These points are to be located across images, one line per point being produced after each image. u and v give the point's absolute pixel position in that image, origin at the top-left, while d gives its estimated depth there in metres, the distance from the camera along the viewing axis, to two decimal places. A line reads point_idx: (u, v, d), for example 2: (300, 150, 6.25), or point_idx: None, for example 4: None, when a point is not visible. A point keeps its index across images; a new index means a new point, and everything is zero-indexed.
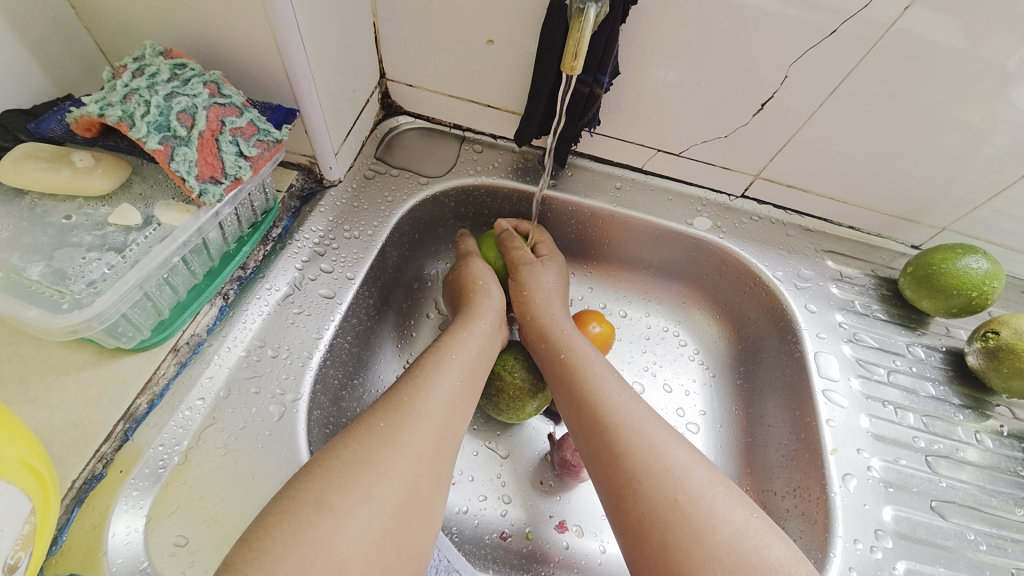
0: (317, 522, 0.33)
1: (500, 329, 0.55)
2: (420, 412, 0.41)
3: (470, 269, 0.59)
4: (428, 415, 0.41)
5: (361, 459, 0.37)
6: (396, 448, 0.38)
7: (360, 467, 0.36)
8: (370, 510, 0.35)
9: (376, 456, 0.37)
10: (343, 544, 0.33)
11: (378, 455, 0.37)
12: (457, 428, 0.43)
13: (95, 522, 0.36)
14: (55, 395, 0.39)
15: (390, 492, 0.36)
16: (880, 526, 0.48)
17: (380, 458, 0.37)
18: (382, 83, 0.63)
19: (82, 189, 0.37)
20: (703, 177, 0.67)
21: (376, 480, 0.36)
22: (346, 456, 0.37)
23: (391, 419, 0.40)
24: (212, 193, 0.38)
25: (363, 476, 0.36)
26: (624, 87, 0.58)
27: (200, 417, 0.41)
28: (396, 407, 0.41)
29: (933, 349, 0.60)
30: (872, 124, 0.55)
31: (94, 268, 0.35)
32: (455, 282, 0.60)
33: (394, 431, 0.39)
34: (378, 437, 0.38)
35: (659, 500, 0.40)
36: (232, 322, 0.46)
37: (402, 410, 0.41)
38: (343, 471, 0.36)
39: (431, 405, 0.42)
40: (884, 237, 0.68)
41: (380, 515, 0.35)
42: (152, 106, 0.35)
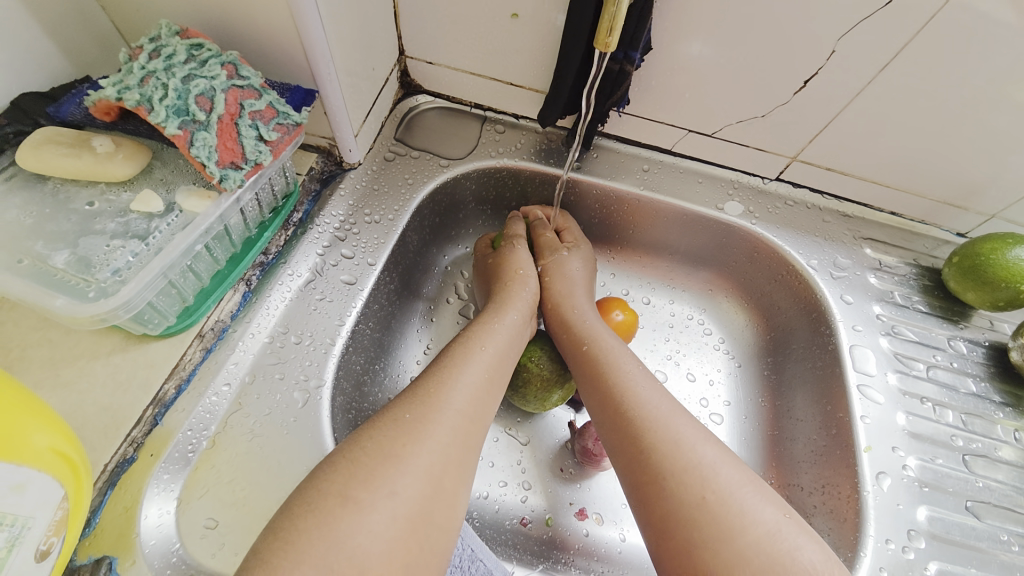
0: (340, 515, 0.33)
1: (530, 320, 0.54)
2: (446, 405, 0.41)
3: (514, 257, 0.58)
4: (453, 406, 0.41)
5: (386, 453, 0.36)
6: (420, 441, 0.38)
7: (385, 460, 0.36)
8: (394, 504, 0.35)
9: (401, 449, 0.37)
10: (367, 534, 0.33)
11: (403, 449, 0.37)
12: (482, 420, 0.43)
13: (127, 504, 0.37)
14: (84, 381, 0.39)
15: (413, 487, 0.36)
16: (914, 526, 0.46)
17: (406, 451, 0.37)
18: (402, 60, 0.60)
19: (103, 174, 0.36)
20: (736, 158, 0.64)
21: (401, 474, 0.36)
22: (371, 449, 0.37)
23: (417, 411, 0.40)
24: (233, 178, 0.36)
25: (388, 469, 0.36)
26: (655, 64, 0.54)
27: (227, 403, 0.41)
28: (423, 400, 0.41)
29: (975, 343, 0.58)
30: (925, 102, 0.51)
31: (119, 256, 0.34)
32: (493, 268, 0.58)
33: (420, 424, 0.39)
34: (402, 430, 0.38)
35: (686, 498, 0.39)
36: (256, 308, 0.46)
37: (429, 403, 0.40)
38: (369, 465, 0.36)
39: (458, 398, 0.42)
40: (928, 224, 0.64)
41: (403, 506, 0.35)
42: (171, 89, 0.34)
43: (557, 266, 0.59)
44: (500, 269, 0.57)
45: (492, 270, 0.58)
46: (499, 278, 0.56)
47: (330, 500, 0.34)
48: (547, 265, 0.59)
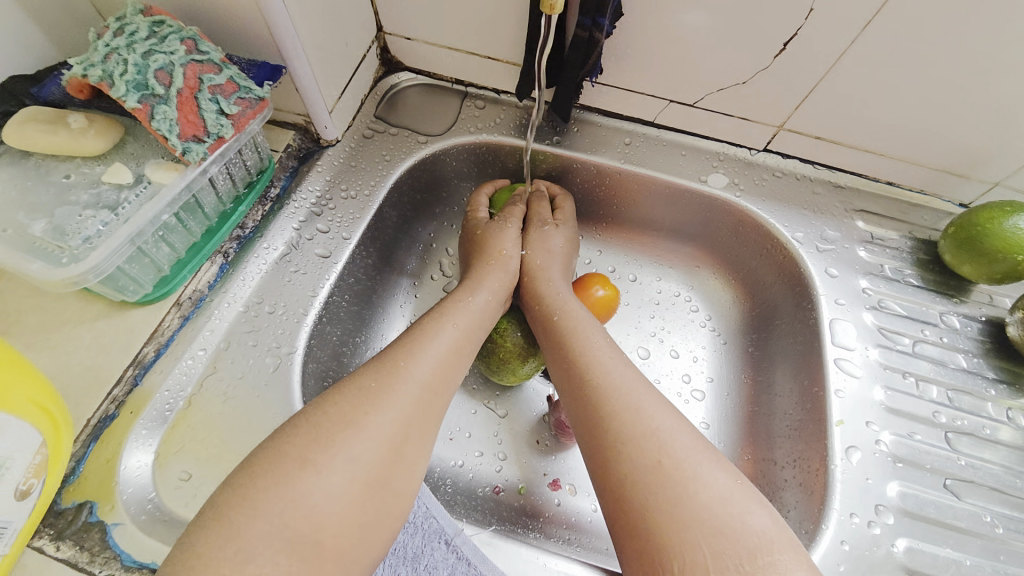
0: (298, 475, 0.35)
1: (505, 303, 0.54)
2: (410, 375, 0.41)
3: (500, 239, 0.57)
4: (416, 378, 0.42)
5: (346, 419, 0.38)
6: (381, 409, 0.39)
7: (345, 426, 0.37)
8: (350, 467, 0.36)
9: (362, 416, 0.38)
10: (320, 493, 0.35)
11: (364, 416, 0.38)
12: (444, 392, 0.43)
13: (109, 456, 0.40)
14: (71, 343, 0.42)
15: (370, 452, 0.37)
16: (882, 500, 0.45)
17: (366, 419, 0.38)
18: (380, 37, 0.61)
19: (78, 149, 0.39)
20: (721, 129, 0.62)
21: (359, 439, 0.37)
22: (333, 415, 0.38)
23: (381, 380, 0.41)
24: (195, 151, 0.38)
25: (348, 434, 0.37)
26: (630, 32, 0.53)
27: (202, 365, 0.44)
28: (387, 369, 0.42)
29: (971, 319, 0.55)
30: (915, 62, 0.48)
31: (90, 225, 0.37)
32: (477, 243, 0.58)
33: (383, 392, 0.40)
34: (365, 397, 0.39)
35: (641, 463, 0.39)
36: (232, 279, 0.48)
37: (394, 372, 0.41)
38: (330, 430, 0.37)
39: (421, 370, 0.42)
40: (928, 195, 0.61)
41: (360, 470, 0.36)
42: (131, 65, 0.36)
43: (535, 245, 0.58)
44: (484, 247, 0.57)
45: (474, 244, 0.58)
46: (482, 254, 0.56)
47: (289, 463, 0.35)
48: (530, 235, 0.58)
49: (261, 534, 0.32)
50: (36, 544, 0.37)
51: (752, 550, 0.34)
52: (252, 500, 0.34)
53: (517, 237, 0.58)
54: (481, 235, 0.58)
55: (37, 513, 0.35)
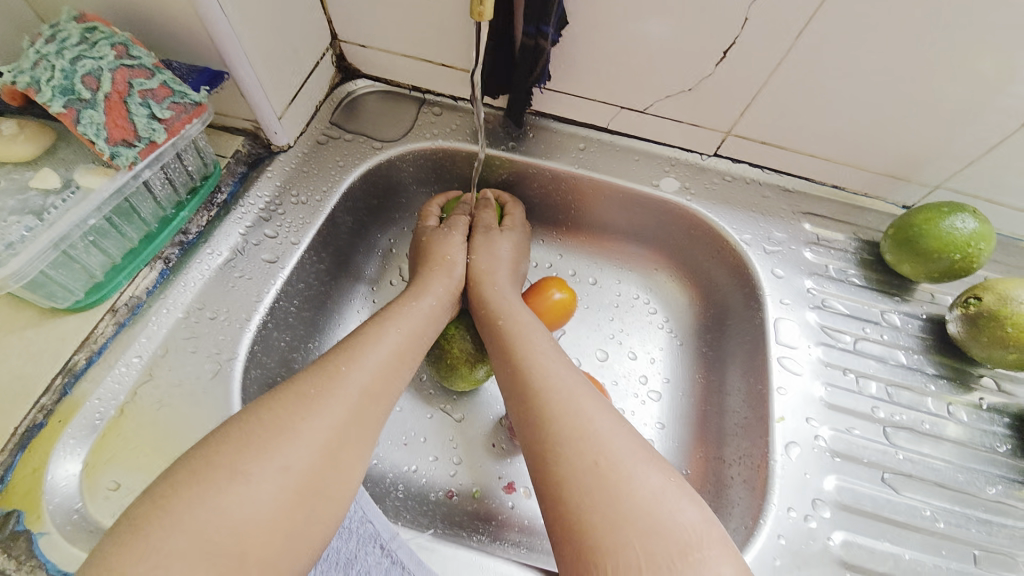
0: (224, 485, 0.34)
1: (451, 305, 0.54)
2: (349, 380, 0.41)
3: (444, 246, 0.57)
4: (356, 383, 0.41)
5: (280, 425, 0.37)
6: (317, 415, 0.38)
7: (277, 432, 0.37)
8: (281, 474, 0.35)
9: (297, 422, 0.37)
10: (245, 502, 0.33)
11: (298, 421, 0.37)
12: (386, 397, 0.43)
13: (36, 465, 0.39)
14: (4, 351, 0.41)
15: (303, 458, 0.36)
16: (819, 495, 0.46)
17: (301, 425, 0.37)
18: (335, 45, 0.61)
19: (6, 154, 0.38)
20: (672, 135, 0.63)
21: (292, 445, 0.36)
22: (266, 422, 0.37)
23: (320, 385, 0.40)
24: (124, 156, 0.38)
25: (280, 441, 0.36)
26: (577, 39, 0.54)
27: (137, 372, 0.43)
28: (326, 374, 0.41)
29: (913, 317, 0.57)
30: (848, 67, 0.50)
31: (13, 231, 0.36)
32: (423, 252, 0.58)
33: (320, 398, 0.39)
34: (301, 403, 0.39)
35: (579, 463, 0.39)
36: (173, 285, 0.47)
37: (333, 377, 0.41)
38: (261, 436, 0.36)
39: (361, 374, 0.42)
40: (872, 197, 0.63)
41: (292, 477, 0.35)
42: (57, 71, 0.36)
43: (481, 247, 0.58)
44: (430, 252, 0.57)
45: (420, 253, 0.59)
46: (426, 261, 0.57)
47: (218, 472, 0.34)
48: (474, 240, 0.59)
49: (182, 546, 0.31)
50: None
51: (682, 546, 0.35)
52: (178, 503, 0.33)
53: (462, 243, 0.58)
54: (426, 241, 0.59)
55: None
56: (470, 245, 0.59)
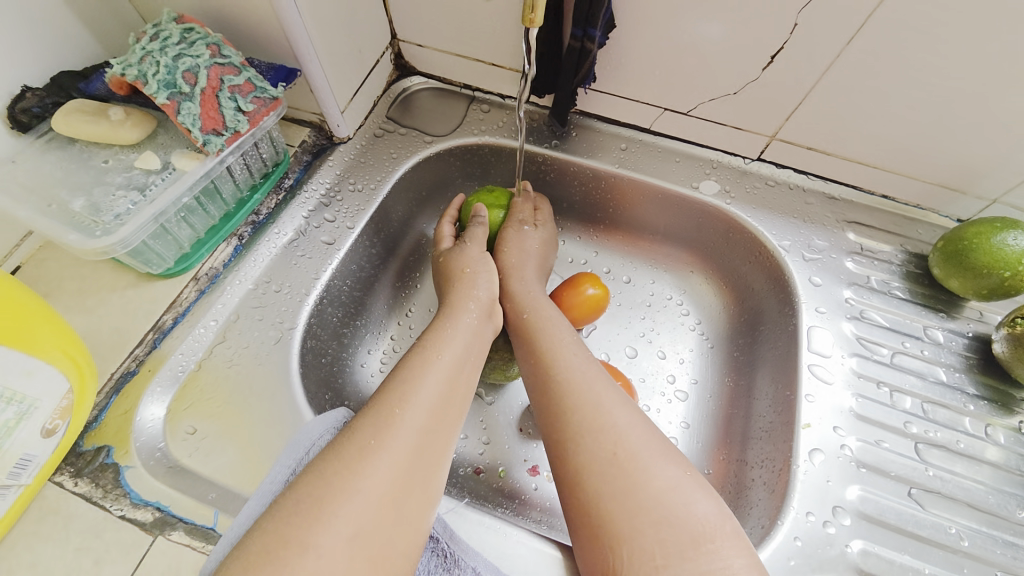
0: (293, 553, 0.32)
1: (489, 317, 0.53)
2: (405, 425, 0.39)
3: (461, 257, 0.57)
4: (412, 426, 0.39)
5: (342, 484, 0.35)
6: (378, 466, 0.37)
7: (340, 492, 0.35)
8: (349, 536, 0.34)
9: (358, 479, 0.36)
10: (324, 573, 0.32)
11: (359, 477, 0.36)
12: (444, 438, 0.41)
13: (127, 408, 0.45)
14: (101, 307, 0.48)
15: (369, 518, 0.35)
16: (840, 503, 0.46)
17: (362, 482, 0.36)
18: (394, 44, 0.66)
19: (115, 138, 0.44)
20: (714, 138, 0.64)
21: (356, 506, 0.35)
22: (328, 482, 0.36)
23: (379, 436, 0.38)
24: (214, 142, 0.44)
25: (344, 501, 0.35)
26: (624, 42, 0.56)
27: (212, 334, 0.49)
28: (376, 419, 0.39)
29: (958, 334, 0.55)
30: (900, 75, 0.49)
31: (121, 204, 0.42)
32: (442, 270, 0.57)
33: (378, 449, 0.37)
34: (360, 455, 0.37)
35: (598, 455, 0.41)
36: (245, 259, 0.53)
37: (390, 423, 0.39)
38: (325, 498, 0.35)
39: (417, 416, 0.40)
40: (925, 209, 0.61)
41: (361, 538, 0.34)
42: (162, 66, 0.41)
43: (513, 243, 0.59)
44: (448, 270, 0.56)
45: (438, 272, 0.58)
46: (444, 278, 0.56)
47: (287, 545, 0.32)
48: (506, 235, 0.60)
49: None
50: (56, 479, 0.41)
51: (695, 536, 0.37)
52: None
53: (477, 254, 0.57)
54: (443, 262, 0.58)
55: (59, 451, 0.40)
56: (501, 242, 0.60)
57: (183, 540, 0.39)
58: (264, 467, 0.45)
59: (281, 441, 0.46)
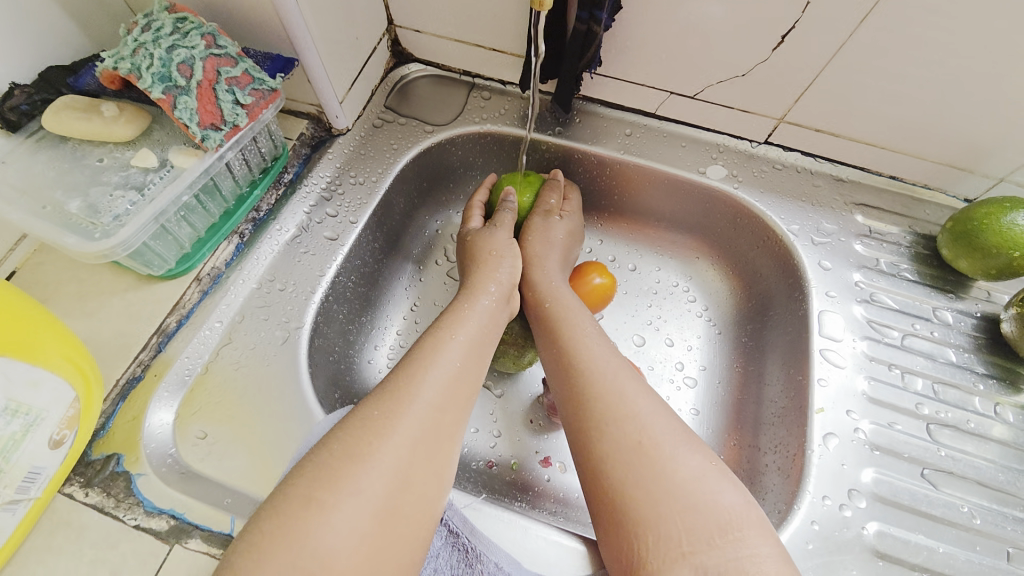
0: (305, 516, 0.33)
1: (508, 301, 0.53)
2: (416, 398, 0.40)
3: (488, 240, 0.57)
4: (423, 400, 0.40)
5: (351, 453, 0.36)
6: (385, 438, 0.37)
7: (350, 460, 0.36)
8: (356, 503, 0.34)
9: (367, 448, 0.36)
10: (333, 536, 0.33)
11: (369, 448, 0.36)
12: (455, 411, 0.42)
13: (135, 414, 0.44)
14: (102, 310, 0.47)
15: (376, 486, 0.35)
16: (855, 486, 0.46)
17: (372, 450, 0.36)
18: (391, 30, 0.64)
19: (109, 135, 0.43)
20: (720, 121, 0.63)
21: (365, 474, 0.35)
22: (337, 452, 0.36)
23: (384, 408, 0.39)
24: (212, 138, 0.42)
25: (354, 469, 0.35)
26: (629, 25, 0.55)
27: (218, 335, 0.48)
28: (391, 395, 0.40)
29: (966, 315, 0.55)
30: (912, 54, 0.48)
31: (120, 204, 0.41)
32: (467, 250, 0.58)
33: (385, 420, 0.38)
34: (368, 428, 0.37)
35: (623, 443, 0.41)
36: (247, 257, 0.52)
37: (399, 397, 0.39)
38: (334, 467, 0.35)
39: (428, 391, 0.40)
40: (932, 189, 0.61)
41: (370, 505, 0.35)
42: (156, 59, 0.39)
43: (539, 232, 0.60)
44: (475, 249, 0.57)
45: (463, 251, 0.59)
46: (471, 257, 0.56)
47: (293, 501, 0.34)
48: (531, 223, 0.60)
49: None
50: (66, 490, 0.40)
51: (723, 525, 0.37)
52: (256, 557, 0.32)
53: (505, 240, 0.57)
54: (470, 242, 0.59)
55: (68, 460, 0.39)
56: (525, 232, 0.60)
57: (201, 548, 0.38)
58: (277, 468, 0.44)
59: (294, 444, 0.45)
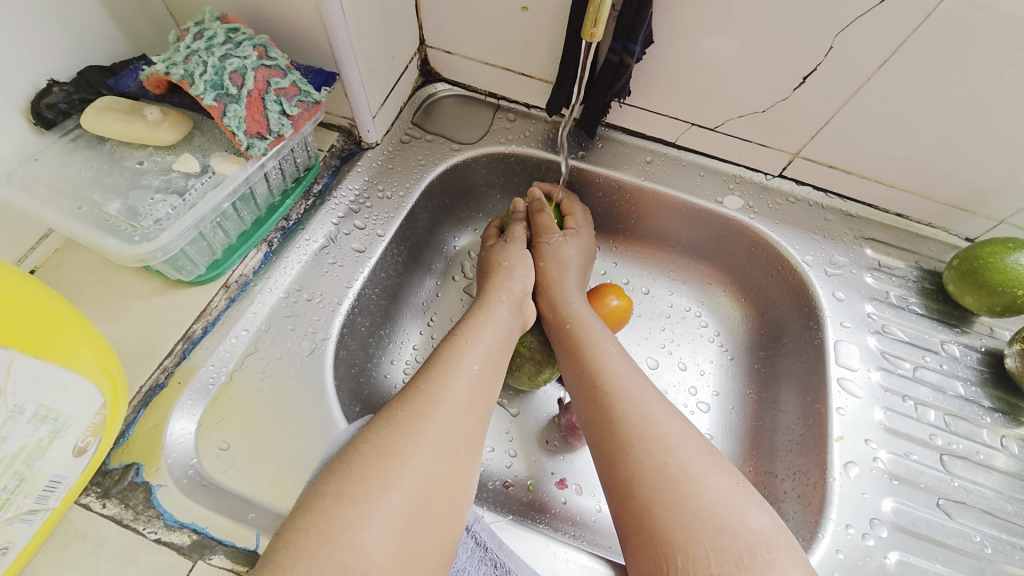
0: (336, 511, 0.32)
1: (522, 309, 0.53)
2: (439, 399, 0.39)
3: (501, 253, 0.58)
4: (448, 402, 0.39)
5: (380, 450, 0.35)
6: (415, 437, 0.36)
7: (382, 458, 0.35)
8: (389, 497, 0.33)
9: (396, 445, 0.35)
10: (372, 534, 0.32)
11: (399, 446, 0.35)
12: (479, 411, 0.41)
13: (156, 422, 0.42)
14: (128, 314, 0.46)
15: (409, 480, 0.34)
16: (877, 515, 0.47)
17: (401, 447, 0.35)
18: (422, 50, 0.65)
19: (152, 139, 0.42)
20: (738, 154, 0.65)
21: (398, 469, 0.34)
22: (365, 450, 0.35)
23: (408, 408, 0.38)
24: (257, 146, 0.42)
25: (387, 466, 0.34)
26: (658, 58, 0.57)
27: (244, 344, 0.47)
28: (413, 396, 0.39)
29: (971, 348, 0.58)
30: (925, 101, 0.51)
31: (160, 208, 0.41)
32: (484, 263, 0.59)
33: (413, 419, 0.37)
34: (396, 427, 0.37)
35: (649, 464, 0.40)
36: (275, 267, 0.51)
37: (419, 398, 0.39)
38: (363, 463, 0.34)
39: (451, 392, 0.40)
40: (936, 227, 0.64)
41: (402, 502, 0.33)
42: (209, 67, 0.40)
43: (555, 251, 0.60)
44: (488, 264, 0.58)
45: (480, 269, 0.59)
46: (484, 270, 0.57)
47: (324, 499, 0.33)
48: (541, 245, 0.61)
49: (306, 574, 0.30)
50: (83, 501, 0.39)
51: (751, 546, 0.36)
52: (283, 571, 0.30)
53: (518, 251, 0.58)
54: (486, 256, 0.60)
55: (88, 468, 0.38)
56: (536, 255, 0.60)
57: (225, 564, 0.37)
58: (301, 483, 0.43)
59: (316, 459, 0.44)
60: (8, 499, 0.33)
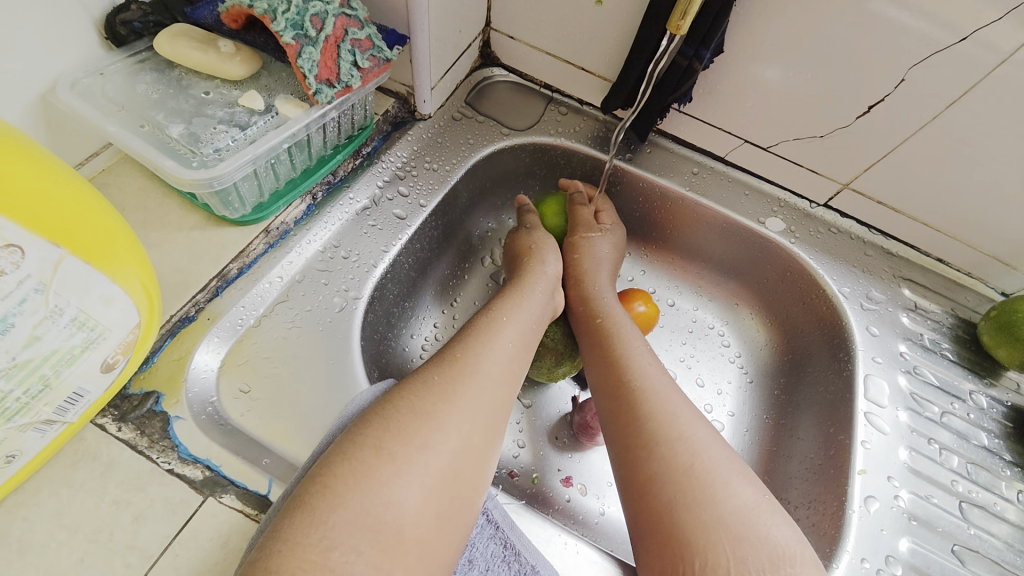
0: (376, 465, 0.32)
1: (554, 296, 0.52)
2: (476, 369, 0.38)
3: (531, 238, 0.57)
4: (483, 372, 0.38)
5: (418, 411, 0.34)
6: (452, 401, 0.36)
7: (419, 418, 0.34)
8: (427, 458, 0.33)
9: (433, 409, 0.35)
10: (407, 491, 0.32)
11: (435, 408, 0.35)
12: (512, 388, 0.40)
13: (181, 354, 0.42)
14: (167, 244, 0.45)
15: (447, 443, 0.34)
16: (893, 552, 0.47)
17: (438, 411, 0.35)
18: (486, 31, 0.65)
19: (221, 72, 0.42)
20: (786, 178, 0.64)
21: (436, 432, 0.34)
22: (403, 408, 0.35)
23: (446, 373, 0.37)
24: (324, 93, 0.42)
25: (423, 427, 0.34)
26: (722, 70, 0.56)
27: (276, 291, 0.47)
28: (450, 362, 0.38)
29: (997, 402, 0.57)
30: (985, 150, 0.51)
31: (222, 138, 0.40)
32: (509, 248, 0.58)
33: (452, 385, 0.36)
34: (434, 390, 0.36)
35: (673, 463, 0.40)
36: (316, 220, 0.51)
37: (457, 365, 0.38)
38: (401, 421, 0.34)
39: (487, 363, 0.39)
40: (975, 278, 0.63)
41: (439, 464, 0.33)
42: (292, 6, 0.40)
43: (581, 247, 0.59)
44: (516, 249, 0.57)
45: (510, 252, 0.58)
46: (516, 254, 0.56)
47: (364, 450, 0.32)
48: (576, 240, 0.60)
49: (345, 522, 0.29)
50: (99, 421, 0.39)
51: (774, 558, 0.35)
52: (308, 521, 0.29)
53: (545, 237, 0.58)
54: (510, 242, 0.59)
55: (112, 388, 0.37)
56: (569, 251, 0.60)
57: (236, 505, 0.37)
58: (314, 437, 0.42)
59: (333, 417, 0.43)
60: (27, 404, 0.32)
